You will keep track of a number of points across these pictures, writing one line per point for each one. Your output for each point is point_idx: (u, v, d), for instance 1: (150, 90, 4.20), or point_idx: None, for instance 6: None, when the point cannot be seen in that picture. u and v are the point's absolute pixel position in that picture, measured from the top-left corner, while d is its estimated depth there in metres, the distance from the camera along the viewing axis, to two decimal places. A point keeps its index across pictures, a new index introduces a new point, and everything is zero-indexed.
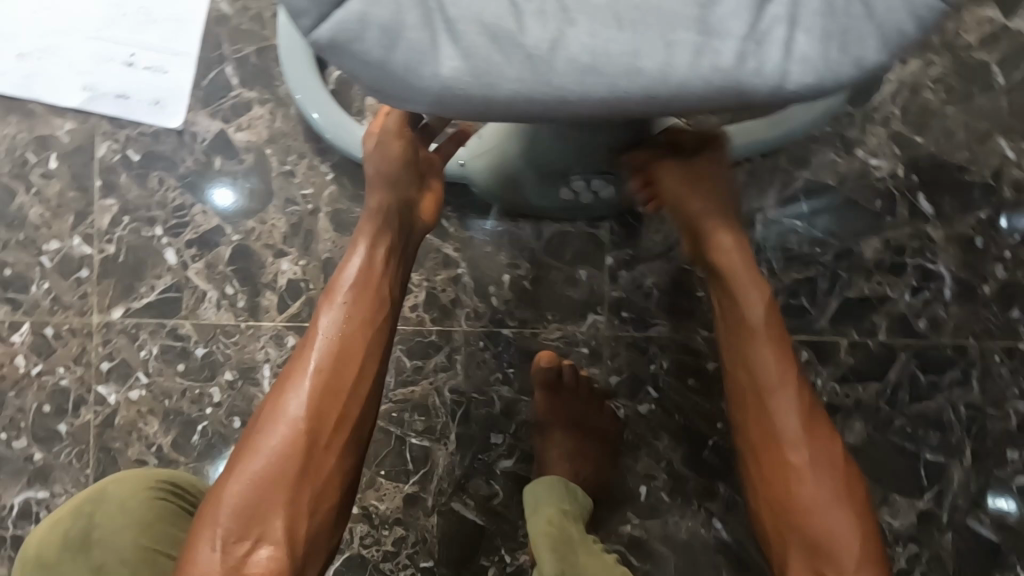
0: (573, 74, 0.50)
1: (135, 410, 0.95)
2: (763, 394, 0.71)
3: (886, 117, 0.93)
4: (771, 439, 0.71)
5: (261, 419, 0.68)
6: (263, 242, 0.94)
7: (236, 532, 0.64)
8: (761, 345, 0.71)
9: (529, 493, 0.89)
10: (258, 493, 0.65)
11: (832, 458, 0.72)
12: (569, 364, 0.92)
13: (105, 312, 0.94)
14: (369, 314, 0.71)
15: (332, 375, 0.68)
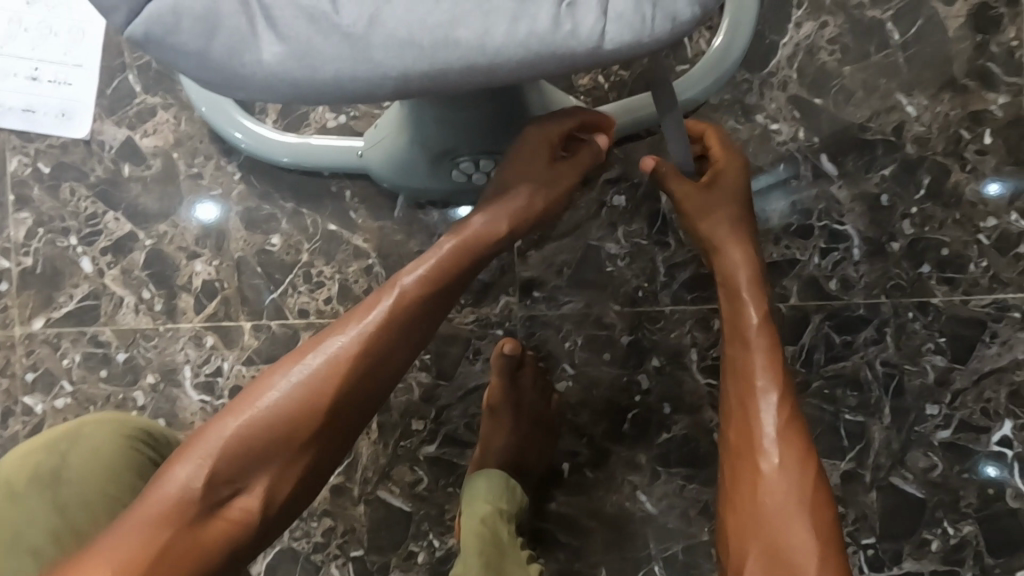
0: (391, 49, 0.51)
1: (62, 419, 0.96)
2: (756, 461, 0.71)
3: (784, 81, 0.93)
4: (747, 505, 0.70)
5: (239, 411, 0.64)
6: (176, 245, 0.95)
7: (224, 475, 0.62)
8: (767, 424, 0.72)
9: (474, 484, 0.88)
10: (252, 443, 0.63)
11: (826, 552, 0.66)
12: (530, 354, 0.93)
13: (26, 323, 0.96)
14: (391, 339, 0.69)
15: (338, 391, 0.66)
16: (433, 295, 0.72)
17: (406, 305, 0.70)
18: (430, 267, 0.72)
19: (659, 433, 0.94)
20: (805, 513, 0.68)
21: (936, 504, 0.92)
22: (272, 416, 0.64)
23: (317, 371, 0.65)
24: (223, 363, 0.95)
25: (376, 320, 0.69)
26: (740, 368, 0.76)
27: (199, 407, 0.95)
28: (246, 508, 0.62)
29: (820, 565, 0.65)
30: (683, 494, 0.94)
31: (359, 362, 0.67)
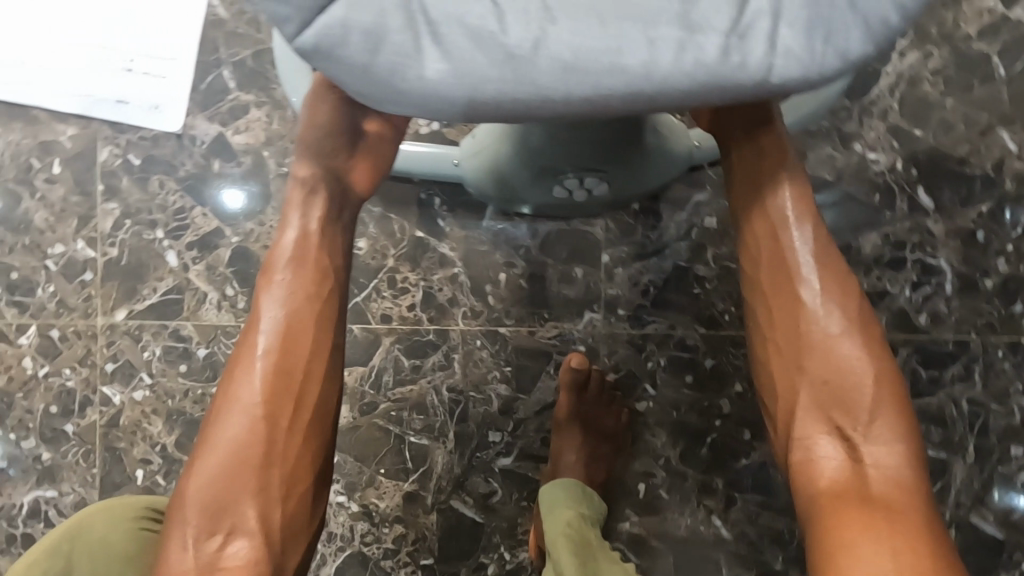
0: (556, 72, 0.50)
1: (140, 410, 0.96)
2: (800, 315, 0.61)
3: (884, 110, 0.92)
4: (792, 363, 0.61)
5: (190, 470, 0.63)
6: (262, 244, 0.95)
7: (207, 528, 0.61)
8: (805, 276, 0.62)
9: (550, 491, 0.89)
10: (226, 480, 0.61)
11: (883, 386, 0.60)
12: (598, 370, 0.93)
13: (109, 314, 0.96)
14: (299, 323, 0.64)
15: (265, 407, 0.62)
16: (297, 279, 0.65)
17: (292, 295, 0.64)
18: (288, 259, 0.65)
19: (737, 458, 0.94)
20: (852, 339, 0.61)
21: (1015, 546, 0.91)
22: (219, 458, 0.62)
23: (234, 407, 0.63)
24: None
25: (274, 318, 0.64)
26: (776, 218, 0.63)
27: None
28: (242, 556, 0.61)
29: (881, 407, 0.60)
30: (758, 520, 0.93)
31: (271, 364, 0.63)
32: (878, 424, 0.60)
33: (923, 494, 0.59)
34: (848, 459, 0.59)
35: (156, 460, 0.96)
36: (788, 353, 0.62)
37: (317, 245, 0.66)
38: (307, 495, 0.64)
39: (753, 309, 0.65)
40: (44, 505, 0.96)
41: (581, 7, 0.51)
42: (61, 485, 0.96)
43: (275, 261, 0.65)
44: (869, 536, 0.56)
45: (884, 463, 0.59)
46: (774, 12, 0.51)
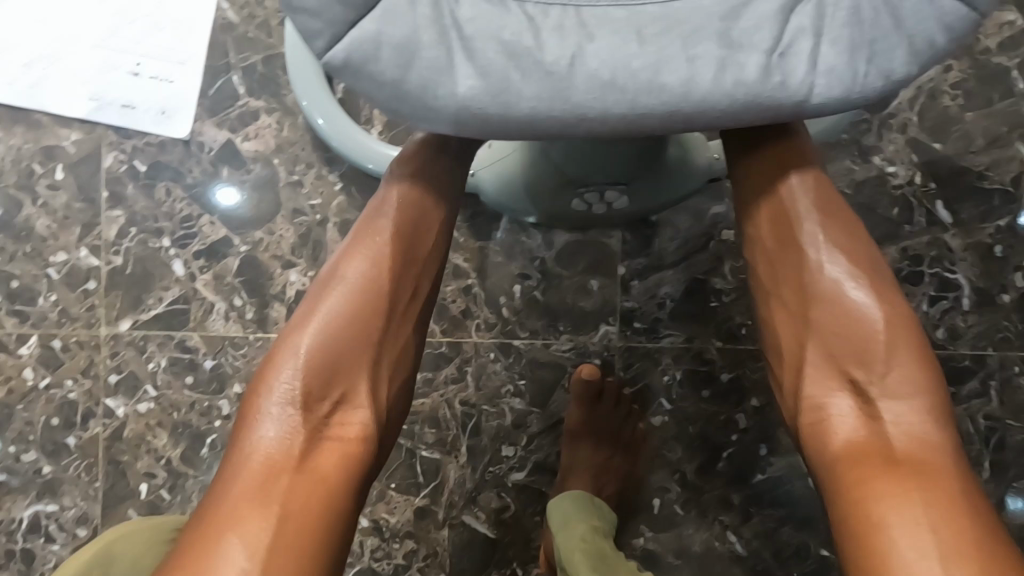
0: (593, 90, 0.49)
1: (144, 423, 0.94)
2: (807, 270, 0.61)
3: (903, 123, 0.92)
4: (809, 316, 0.60)
5: (293, 334, 0.60)
6: (271, 253, 0.93)
7: (307, 401, 0.58)
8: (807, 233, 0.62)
9: (558, 510, 0.87)
10: (320, 374, 0.59)
11: (903, 331, 0.57)
12: (612, 382, 0.92)
13: (113, 324, 0.94)
14: (424, 218, 0.67)
15: (382, 292, 0.63)
16: (426, 177, 0.68)
17: (413, 194, 0.67)
18: (416, 162, 0.68)
19: (753, 473, 0.92)
20: (866, 289, 0.59)
21: None
22: (327, 329, 0.60)
23: (352, 281, 0.62)
24: None
25: (396, 205, 0.66)
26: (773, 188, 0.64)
27: None
28: (346, 432, 0.59)
29: (901, 355, 0.56)
30: (774, 536, 0.92)
31: (392, 251, 0.64)
32: (902, 375, 0.56)
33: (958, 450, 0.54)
34: (876, 417, 0.55)
35: (161, 474, 0.94)
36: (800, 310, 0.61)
37: (423, 196, 0.67)
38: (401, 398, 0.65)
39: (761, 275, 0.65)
40: (44, 520, 0.94)
41: (620, 24, 0.50)
42: (62, 500, 0.94)
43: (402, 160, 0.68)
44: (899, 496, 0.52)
45: (909, 416, 0.54)
46: (816, 30, 0.49)
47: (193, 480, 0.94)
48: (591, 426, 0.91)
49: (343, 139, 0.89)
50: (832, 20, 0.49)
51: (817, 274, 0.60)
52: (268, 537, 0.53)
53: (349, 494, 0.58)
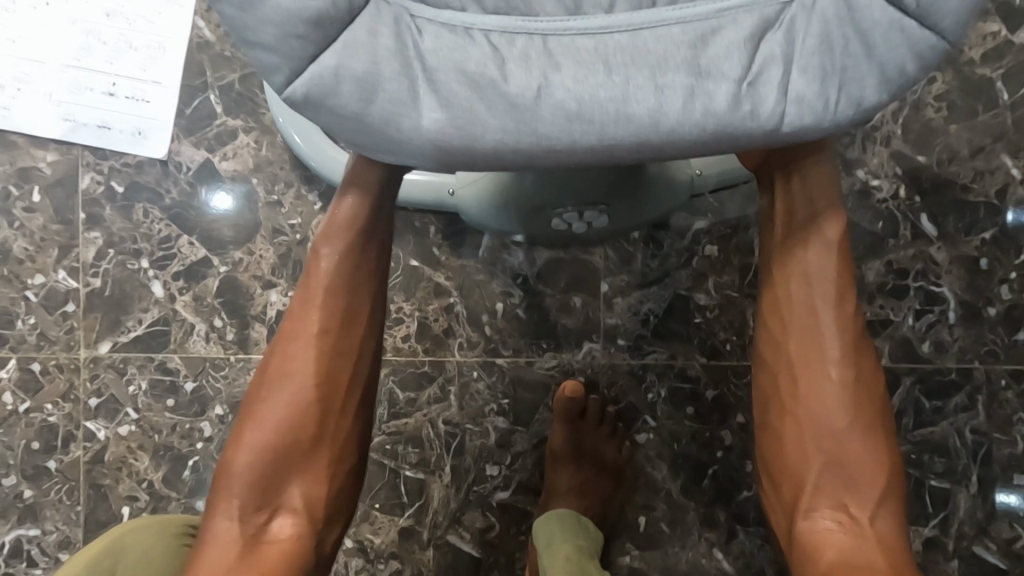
0: (559, 121, 0.48)
1: (125, 446, 0.93)
2: (808, 370, 0.57)
3: (887, 136, 0.91)
4: (809, 422, 0.57)
5: (233, 445, 0.62)
6: (250, 273, 0.92)
7: (252, 505, 0.61)
8: (821, 327, 0.57)
9: (542, 532, 0.86)
10: (264, 478, 0.61)
11: (876, 440, 0.57)
12: (595, 399, 0.91)
13: (92, 346, 0.93)
14: (359, 301, 0.64)
15: (317, 388, 0.62)
16: (359, 252, 0.63)
17: (343, 275, 0.63)
18: (345, 241, 0.62)
19: (739, 490, 0.92)
20: (853, 400, 0.56)
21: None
22: (263, 437, 0.61)
23: (286, 384, 0.62)
24: None
25: (327, 291, 0.62)
26: (791, 257, 0.58)
27: None
28: (287, 531, 0.62)
29: (870, 466, 0.56)
30: (760, 553, 0.92)
31: (328, 343, 0.62)
32: (870, 486, 0.57)
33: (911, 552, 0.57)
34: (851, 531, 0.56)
35: (143, 497, 0.93)
36: (806, 410, 0.57)
37: (346, 279, 0.63)
38: (347, 481, 0.65)
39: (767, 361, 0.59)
40: (26, 544, 0.93)
41: (587, 53, 0.48)
42: (44, 524, 0.93)
43: (330, 232, 0.63)
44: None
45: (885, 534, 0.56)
46: (787, 57, 0.48)
47: (175, 503, 0.93)
48: (577, 444, 0.90)
49: (321, 158, 0.88)
50: (803, 46, 0.48)
51: (828, 384, 0.56)
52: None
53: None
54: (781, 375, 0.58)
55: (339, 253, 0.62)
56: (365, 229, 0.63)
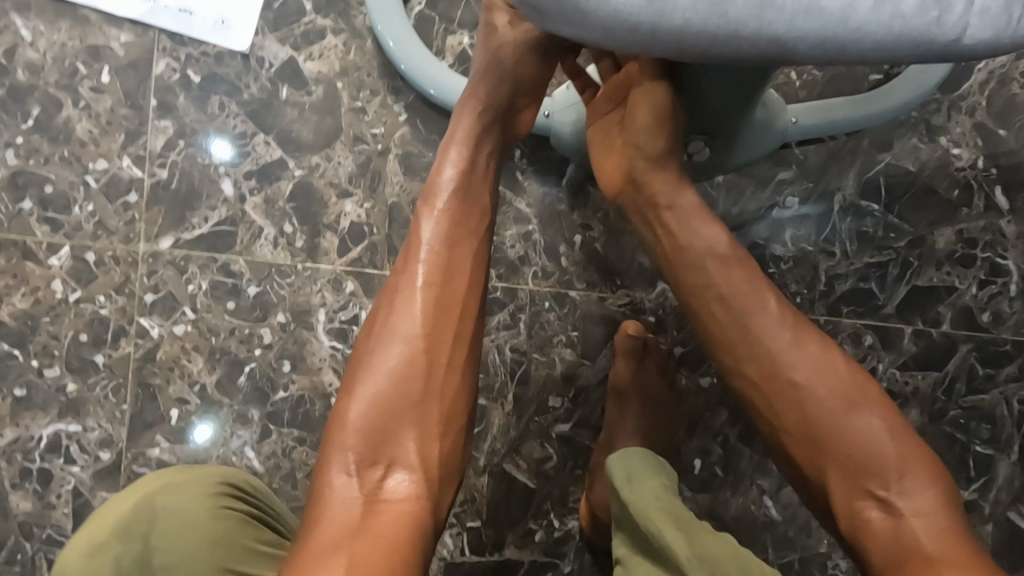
0: (750, 7, 0.48)
1: (180, 346, 0.90)
2: (740, 311, 0.66)
3: (972, 107, 0.93)
4: (754, 357, 0.65)
5: (345, 397, 0.62)
6: (327, 180, 0.90)
7: (367, 456, 0.60)
8: (655, 189, 0.71)
9: (621, 465, 0.76)
10: (380, 422, 0.60)
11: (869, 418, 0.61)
12: (655, 339, 0.90)
13: (153, 241, 0.89)
14: (460, 255, 0.68)
15: (427, 333, 0.64)
16: (460, 209, 0.69)
17: (448, 239, 0.68)
18: (457, 191, 0.69)
19: None
20: (790, 331, 0.65)
21: None
22: (374, 390, 0.62)
23: (395, 336, 0.64)
24: (360, 311, 0.90)
25: (430, 247, 0.67)
26: (629, 125, 0.71)
27: (329, 354, 0.90)
28: (405, 489, 0.59)
29: (829, 377, 0.63)
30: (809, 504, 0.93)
31: (433, 295, 0.65)
32: (888, 462, 0.59)
33: (925, 453, 0.60)
34: (886, 514, 0.58)
35: (193, 401, 0.90)
36: (731, 343, 0.66)
37: (456, 241, 0.68)
38: (454, 446, 0.63)
39: (683, 298, 0.70)
40: (65, 440, 0.88)
41: None
42: (86, 421, 0.89)
43: (434, 194, 0.69)
44: (846, 488, 0.60)
45: (926, 502, 0.58)
46: None
47: (227, 410, 0.90)
48: (640, 386, 0.88)
49: (411, 62, 0.87)
50: None
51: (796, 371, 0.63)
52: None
53: (418, 552, 0.56)
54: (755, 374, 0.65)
55: (449, 198, 0.69)
56: (468, 186, 0.70)
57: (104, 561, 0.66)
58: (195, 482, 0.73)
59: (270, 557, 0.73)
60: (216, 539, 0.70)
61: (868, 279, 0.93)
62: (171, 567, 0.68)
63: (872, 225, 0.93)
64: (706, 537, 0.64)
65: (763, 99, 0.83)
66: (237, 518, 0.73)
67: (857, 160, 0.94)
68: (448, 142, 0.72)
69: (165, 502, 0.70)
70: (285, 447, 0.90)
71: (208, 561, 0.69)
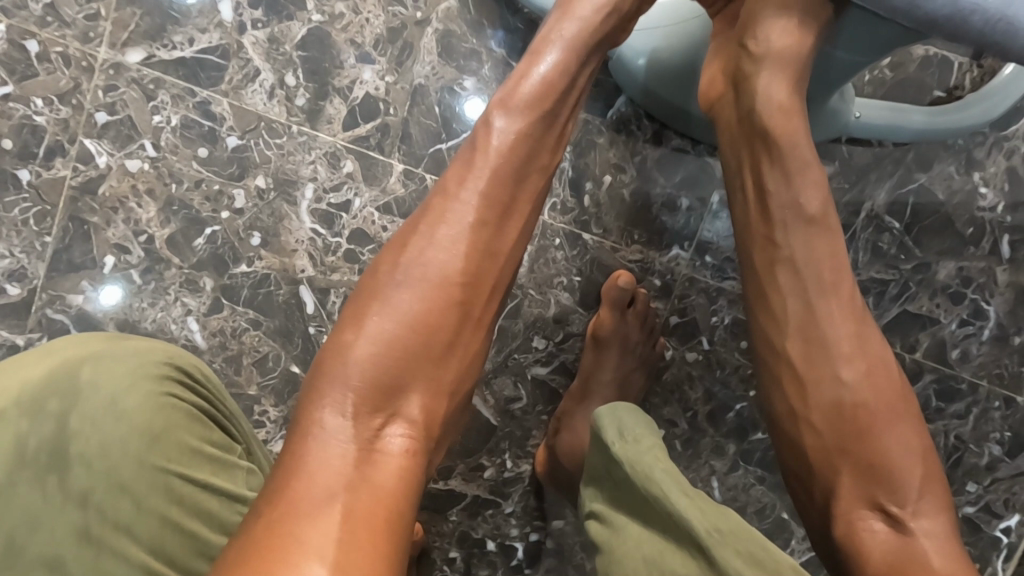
0: None
1: (130, 185, 0.76)
2: (807, 284, 0.58)
3: (1010, 150, 0.93)
4: (795, 333, 0.59)
5: (352, 334, 0.54)
6: (348, 36, 0.78)
7: (372, 403, 0.51)
8: (768, 102, 0.59)
9: (609, 419, 0.65)
10: (396, 365, 0.53)
11: (899, 430, 0.57)
12: (641, 291, 0.86)
13: (117, 50, 0.75)
14: (520, 195, 0.61)
15: (465, 279, 0.57)
16: (537, 145, 0.61)
17: (508, 169, 0.60)
18: (528, 118, 0.61)
19: (756, 430, 0.89)
20: (853, 323, 0.58)
21: None
22: (391, 332, 0.53)
23: (428, 273, 0.56)
24: (354, 198, 0.78)
25: (490, 176, 0.59)
26: (750, 30, 0.60)
27: (307, 237, 0.78)
28: (401, 447, 0.51)
29: (876, 380, 0.57)
30: (750, 491, 0.88)
31: (480, 236, 0.58)
32: (908, 482, 0.55)
33: (939, 479, 0.57)
34: (893, 529, 0.54)
35: (135, 253, 0.76)
36: (786, 317, 0.59)
37: (514, 173, 0.60)
38: (461, 405, 0.57)
39: (747, 249, 0.62)
40: None
41: None
42: None
43: (514, 102, 0.61)
44: (853, 493, 0.56)
45: (935, 526, 0.55)
46: None
47: (173, 272, 0.77)
48: (620, 335, 0.84)
49: None
50: None
51: (838, 362, 0.57)
52: (336, 554, 0.43)
53: (412, 505, 0.50)
54: (798, 358, 0.58)
55: (517, 132, 0.60)
56: (547, 119, 0.62)
57: (4, 437, 0.54)
58: (127, 359, 0.60)
59: (217, 463, 0.60)
60: (151, 433, 0.58)
61: (867, 293, 0.94)
62: (91, 458, 0.56)
63: (886, 241, 0.94)
64: (718, 512, 0.55)
65: (842, 90, 0.78)
66: (180, 410, 0.59)
67: (895, 174, 0.93)
68: (545, 47, 0.63)
69: (90, 377, 0.58)
70: (235, 326, 0.77)
71: (137, 459, 0.57)
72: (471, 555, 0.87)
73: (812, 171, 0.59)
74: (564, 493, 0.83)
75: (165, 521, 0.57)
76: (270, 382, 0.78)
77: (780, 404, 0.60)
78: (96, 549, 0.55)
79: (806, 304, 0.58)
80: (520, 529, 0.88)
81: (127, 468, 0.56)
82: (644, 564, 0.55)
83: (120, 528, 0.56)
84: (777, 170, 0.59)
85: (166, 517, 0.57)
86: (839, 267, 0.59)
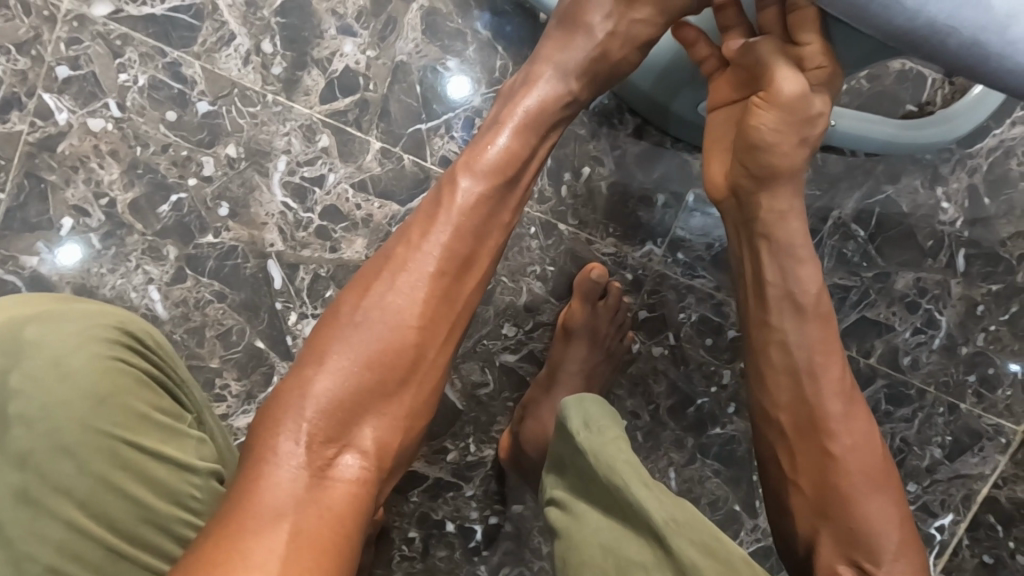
0: None
1: (91, 144, 0.73)
2: (801, 366, 0.64)
3: (973, 167, 0.96)
4: (788, 407, 0.65)
5: (313, 367, 0.58)
6: (330, 6, 0.76)
7: (325, 432, 0.56)
8: (767, 221, 0.64)
9: (578, 411, 0.64)
10: (348, 400, 0.57)
11: (880, 497, 0.62)
12: (614, 283, 0.86)
13: (83, 2, 0.72)
14: (485, 246, 0.64)
15: (419, 325, 0.60)
16: (500, 199, 0.64)
17: (474, 222, 0.63)
18: (493, 171, 0.64)
19: (715, 425, 0.91)
20: (843, 399, 0.64)
21: None
22: (348, 366, 0.58)
23: (387, 317, 0.59)
24: (329, 173, 0.77)
25: (454, 230, 0.62)
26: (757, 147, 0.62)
27: (278, 211, 0.76)
28: (353, 473, 0.56)
29: (862, 455, 0.63)
30: (705, 484, 0.91)
31: (439, 284, 0.61)
32: (888, 544, 0.60)
33: (915, 544, 0.62)
34: None
35: (95, 216, 0.73)
36: (776, 394, 0.65)
37: (480, 226, 0.63)
38: (415, 440, 0.61)
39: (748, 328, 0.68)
40: None
41: None
42: None
43: (477, 163, 0.64)
44: (834, 552, 0.61)
45: None
46: None
47: (135, 237, 0.74)
48: (591, 327, 0.84)
49: None
50: None
51: (831, 434, 0.63)
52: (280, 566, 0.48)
53: (360, 527, 0.54)
54: (793, 433, 0.64)
55: (479, 194, 0.63)
56: (511, 179, 0.65)
57: None
58: (77, 318, 0.58)
59: (166, 431, 0.58)
60: (96, 396, 0.55)
61: (828, 298, 0.97)
62: (31, 417, 0.55)
63: (852, 249, 0.97)
64: (675, 502, 0.57)
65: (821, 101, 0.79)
66: (128, 375, 0.57)
67: (864, 183, 0.96)
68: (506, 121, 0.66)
69: (34, 335, 0.56)
70: (198, 298, 0.75)
71: (78, 421, 0.55)
72: (430, 536, 0.88)
73: (806, 271, 0.64)
74: (527, 479, 0.84)
75: (109, 487, 0.55)
76: (233, 356, 0.76)
77: (774, 470, 0.66)
78: (35, 510, 0.54)
79: (801, 384, 0.64)
80: (479, 512, 0.89)
81: (70, 432, 0.55)
82: (602, 551, 0.56)
83: (59, 489, 0.54)
84: (771, 270, 0.65)
85: (110, 484, 0.55)
86: (829, 345, 0.65)
